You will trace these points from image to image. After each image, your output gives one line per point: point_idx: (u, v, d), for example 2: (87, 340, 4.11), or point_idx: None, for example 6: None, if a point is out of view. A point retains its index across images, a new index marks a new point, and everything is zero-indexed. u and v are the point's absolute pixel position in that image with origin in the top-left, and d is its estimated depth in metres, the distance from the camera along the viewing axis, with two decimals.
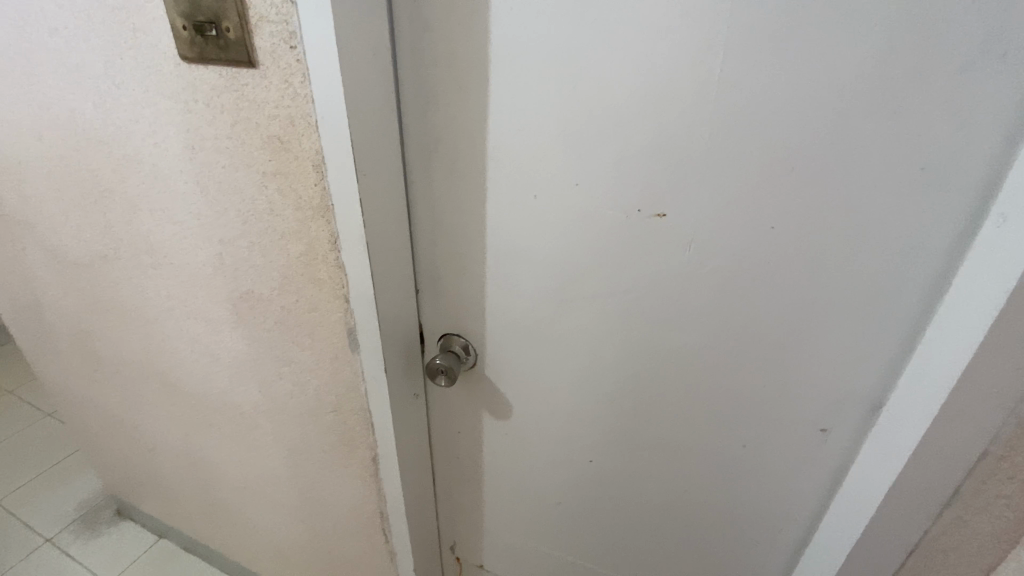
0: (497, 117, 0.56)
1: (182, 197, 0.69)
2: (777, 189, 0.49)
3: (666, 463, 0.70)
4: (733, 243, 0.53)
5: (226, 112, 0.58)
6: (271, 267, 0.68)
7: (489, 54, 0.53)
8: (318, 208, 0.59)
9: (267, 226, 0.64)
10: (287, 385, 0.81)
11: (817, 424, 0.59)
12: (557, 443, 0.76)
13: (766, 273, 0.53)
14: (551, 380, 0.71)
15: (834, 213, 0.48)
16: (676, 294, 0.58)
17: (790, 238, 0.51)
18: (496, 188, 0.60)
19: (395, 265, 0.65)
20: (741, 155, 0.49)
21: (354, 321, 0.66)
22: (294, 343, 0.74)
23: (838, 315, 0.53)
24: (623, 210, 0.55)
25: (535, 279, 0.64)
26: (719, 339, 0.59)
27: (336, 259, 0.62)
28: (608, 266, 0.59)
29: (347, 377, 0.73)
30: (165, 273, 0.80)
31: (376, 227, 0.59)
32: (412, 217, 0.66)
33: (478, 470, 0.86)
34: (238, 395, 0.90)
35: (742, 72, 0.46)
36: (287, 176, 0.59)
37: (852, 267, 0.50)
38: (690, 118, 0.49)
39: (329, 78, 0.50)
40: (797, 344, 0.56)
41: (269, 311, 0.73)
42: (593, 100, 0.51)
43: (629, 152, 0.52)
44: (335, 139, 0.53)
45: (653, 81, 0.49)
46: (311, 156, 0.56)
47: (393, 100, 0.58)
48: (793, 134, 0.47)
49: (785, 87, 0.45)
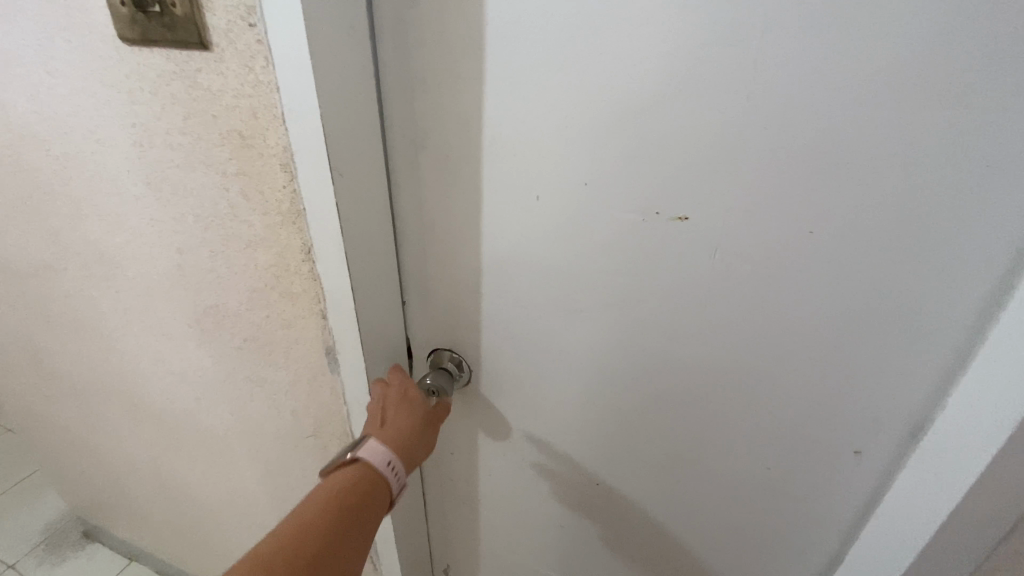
0: (495, 107, 0.49)
1: (132, 201, 0.60)
2: (817, 189, 0.43)
3: (681, 485, 0.65)
4: (764, 249, 0.47)
5: (178, 104, 0.50)
6: (238, 280, 0.60)
7: (484, 35, 0.46)
8: (289, 213, 0.52)
9: (231, 234, 0.56)
10: (261, 407, 0.73)
11: (851, 445, 0.53)
12: (560, 463, 0.70)
13: (800, 282, 0.47)
14: (555, 398, 0.65)
15: (883, 215, 0.42)
16: (697, 305, 0.52)
17: (831, 244, 0.45)
18: (493, 188, 0.53)
19: (379, 275, 0.58)
20: (776, 150, 0.43)
21: (333, 339, 0.59)
22: (266, 363, 0.66)
23: (881, 328, 0.47)
24: (640, 213, 0.49)
25: (537, 290, 0.57)
26: (745, 354, 0.53)
27: (311, 270, 0.55)
28: (620, 275, 0.53)
29: (328, 399, 0.66)
30: (120, 286, 0.72)
31: (356, 234, 0.52)
32: (397, 221, 0.59)
33: (473, 492, 0.80)
34: (207, 416, 0.82)
35: (781, 53, 0.39)
36: (251, 176, 0.51)
37: (900, 275, 0.44)
38: (719, 109, 0.43)
39: (297, 61, 0.42)
40: (831, 359, 0.50)
41: (237, 327, 0.65)
42: (604, 88, 0.45)
43: (647, 146, 0.46)
44: (306, 133, 0.45)
45: (676, 66, 0.42)
46: (278, 154, 0.48)
47: (374, 88, 0.50)
48: (838, 125, 0.40)
49: (831, 71, 0.39)
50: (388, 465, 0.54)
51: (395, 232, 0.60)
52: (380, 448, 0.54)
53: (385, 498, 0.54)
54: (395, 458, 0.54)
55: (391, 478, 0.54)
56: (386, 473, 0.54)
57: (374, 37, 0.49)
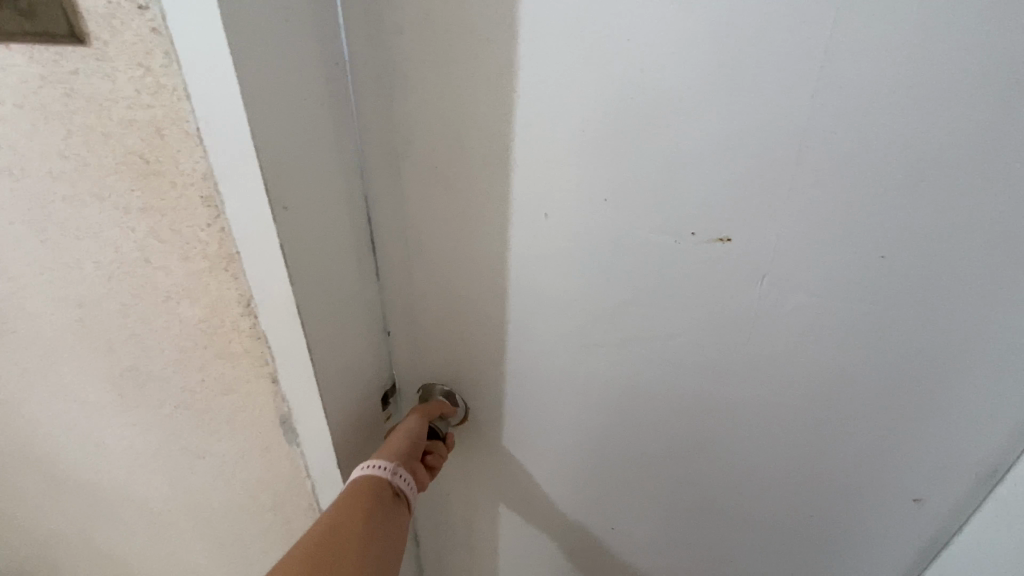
0: (491, 107, 0.39)
1: (10, 243, 0.47)
2: (896, 208, 0.35)
3: (714, 533, 0.57)
4: (821, 276, 0.39)
5: (53, 118, 0.37)
6: (159, 338, 0.47)
7: (475, 17, 0.36)
8: (215, 257, 0.39)
9: (145, 283, 0.44)
10: (204, 479, 0.60)
11: (910, 494, 0.47)
12: (569, 515, 0.61)
13: (866, 312, 0.40)
14: (565, 447, 0.55)
15: (968, 237, 0.35)
16: (737, 341, 0.44)
17: (905, 273, 0.37)
18: (493, 204, 0.43)
19: (345, 324, 0.46)
20: (851, 162, 0.34)
21: (287, 407, 0.47)
22: (206, 431, 0.54)
23: (956, 362, 0.40)
24: (672, 234, 0.40)
25: (545, 327, 0.48)
26: (792, 397, 0.45)
27: (251, 327, 0.42)
28: (646, 307, 0.44)
29: (286, 472, 0.54)
30: (11, 344, 0.57)
31: (312, 280, 0.40)
32: (364, 253, 0.48)
33: (472, 541, 0.71)
34: (141, 487, 0.68)
35: (862, 40, 0.31)
36: (161, 211, 0.38)
37: (986, 306, 0.37)
38: (776, 108, 0.34)
39: (213, 59, 0.30)
40: (895, 402, 0.43)
41: (165, 392, 0.52)
42: (632, 86, 0.35)
43: (682, 154, 0.37)
44: (232, 154, 0.33)
45: (725, 55, 0.33)
46: (195, 182, 0.36)
47: (328, 90, 0.39)
48: (923, 130, 0.32)
49: (929, 59, 0.30)
50: (379, 466, 0.45)
51: (361, 267, 0.48)
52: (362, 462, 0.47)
53: (399, 504, 0.44)
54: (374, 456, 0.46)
55: (383, 472, 0.44)
56: (380, 474, 0.44)
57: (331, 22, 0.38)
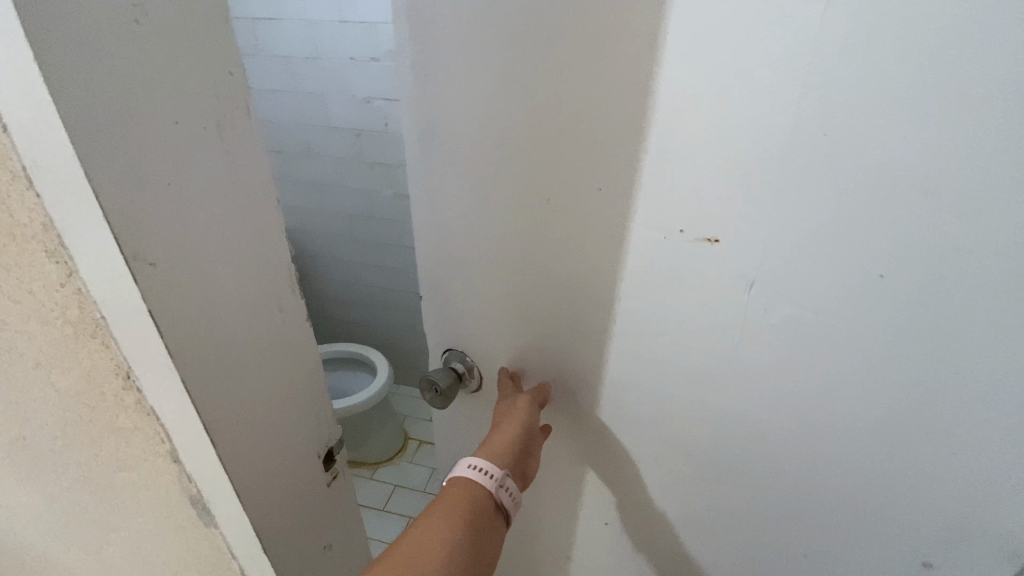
0: (486, 87, 0.38)
1: None
2: (905, 229, 0.30)
3: (706, 562, 0.53)
4: (816, 305, 0.35)
5: None
6: (40, 409, 0.39)
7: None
8: (77, 323, 0.31)
9: (10, 349, 0.36)
10: (122, 554, 0.52)
11: (913, 557, 0.41)
12: (564, 513, 0.61)
13: (874, 346, 0.34)
14: (563, 446, 0.55)
15: (977, 274, 0.30)
16: (726, 364, 0.40)
17: (906, 308, 0.32)
18: (489, 188, 0.42)
19: (273, 379, 0.39)
20: (855, 169, 0.30)
21: (196, 488, 0.39)
22: (114, 507, 0.46)
23: (964, 424, 0.34)
24: (663, 229, 0.37)
25: (543, 322, 0.47)
26: (780, 435, 0.41)
27: (137, 401, 0.35)
28: (634, 304, 0.41)
29: (208, 552, 0.46)
30: None
31: (214, 333, 0.33)
32: (297, 299, 0.39)
33: None
34: (58, 560, 0.60)
35: (859, 30, 0.27)
36: (8, 268, 0.31)
37: (998, 359, 0.31)
38: (770, 103, 0.30)
39: (25, 83, 0.23)
40: (894, 453, 0.38)
41: (60, 465, 0.44)
42: (621, 79, 0.33)
43: (676, 145, 0.34)
44: (70, 201, 0.26)
45: (714, 40, 0.30)
46: (37, 235, 0.28)
47: (220, 107, 0.31)
48: (937, 136, 0.27)
49: (946, 57, 0.26)
50: (484, 472, 0.43)
51: (294, 319, 0.39)
52: (474, 453, 0.45)
53: (497, 517, 0.43)
54: (486, 460, 0.44)
55: (488, 485, 0.43)
56: (484, 481, 0.43)
57: (230, 21, 0.31)
